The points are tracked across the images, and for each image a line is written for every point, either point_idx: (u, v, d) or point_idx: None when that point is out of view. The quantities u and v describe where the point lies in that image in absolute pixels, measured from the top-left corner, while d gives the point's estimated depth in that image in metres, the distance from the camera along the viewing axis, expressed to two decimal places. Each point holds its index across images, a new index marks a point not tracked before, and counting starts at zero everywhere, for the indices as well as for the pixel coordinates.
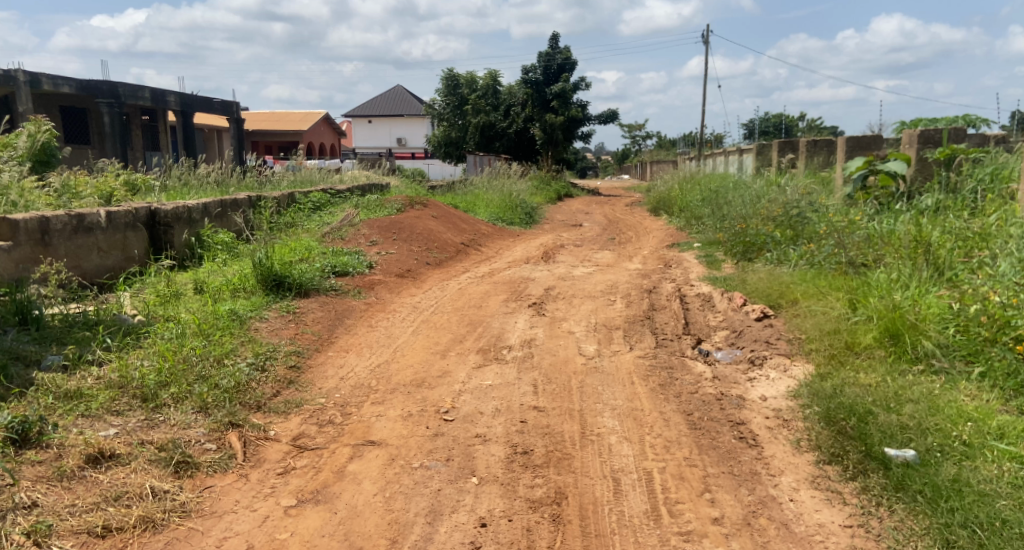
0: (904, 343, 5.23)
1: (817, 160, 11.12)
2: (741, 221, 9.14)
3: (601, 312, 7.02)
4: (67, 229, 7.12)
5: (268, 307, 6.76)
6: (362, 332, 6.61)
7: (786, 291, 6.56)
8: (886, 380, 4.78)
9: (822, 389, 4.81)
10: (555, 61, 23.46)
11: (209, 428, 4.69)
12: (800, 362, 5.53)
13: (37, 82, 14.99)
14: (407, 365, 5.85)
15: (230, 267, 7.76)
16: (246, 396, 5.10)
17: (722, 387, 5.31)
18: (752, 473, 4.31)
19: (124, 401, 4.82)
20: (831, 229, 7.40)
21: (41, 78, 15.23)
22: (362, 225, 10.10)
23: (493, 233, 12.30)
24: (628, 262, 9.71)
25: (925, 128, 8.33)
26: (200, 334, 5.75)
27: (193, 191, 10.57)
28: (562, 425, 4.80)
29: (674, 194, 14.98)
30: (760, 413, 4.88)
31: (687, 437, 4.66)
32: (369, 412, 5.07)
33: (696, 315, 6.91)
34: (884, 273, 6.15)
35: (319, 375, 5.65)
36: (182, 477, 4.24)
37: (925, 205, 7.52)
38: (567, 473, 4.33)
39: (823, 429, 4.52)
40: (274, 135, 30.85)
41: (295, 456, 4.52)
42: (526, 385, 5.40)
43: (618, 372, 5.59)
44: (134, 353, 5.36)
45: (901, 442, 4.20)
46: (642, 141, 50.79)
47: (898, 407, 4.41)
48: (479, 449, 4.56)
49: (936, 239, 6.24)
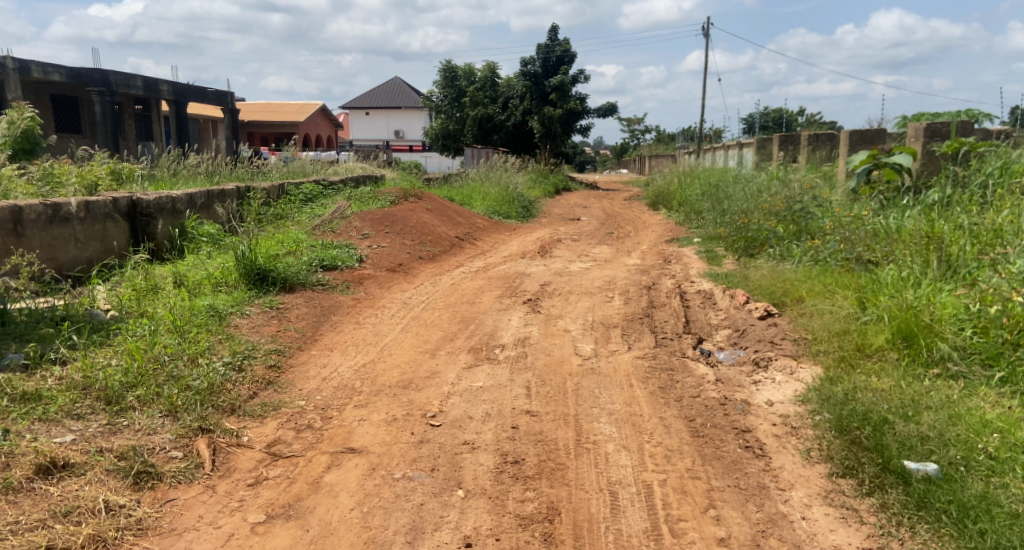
0: (918, 345, 4.90)
1: (820, 153, 10.81)
2: (743, 215, 8.80)
3: (599, 310, 6.71)
4: (42, 219, 6.81)
5: (250, 303, 6.45)
6: (349, 329, 6.31)
7: (791, 289, 6.22)
8: (901, 385, 4.45)
9: (832, 395, 4.49)
10: (555, 53, 23.17)
11: (177, 434, 4.38)
12: (808, 364, 5.21)
13: (26, 70, 14.61)
14: (393, 365, 5.54)
15: (214, 261, 7.44)
16: (219, 399, 4.80)
17: (727, 391, 5.00)
18: (760, 487, 4.00)
19: (86, 404, 4.52)
20: (836, 224, 7.09)
21: (31, 66, 14.88)
22: (354, 217, 9.77)
23: (489, 227, 12.00)
24: (627, 257, 9.41)
25: (932, 121, 8.05)
26: (174, 331, 5.44)
27: (181, 182, 10.24)
28: (557, 432, 4.50)
29: (673, 189, 14.69)
30: (767, 419, 4.58)
31: (689, 445, 4.36)
32: (351, 415, 4.76)
33: (697, 313, 6.62)
34: (893, 271, 5.84)
35: (300, 376, 5.34)
36: (143, 489, 3.94)
37: (932, 200, 7.21)
38: (561, 486, 4.02)
39: (835, 438, 4.21)
40: (270, 126, 30.50)
41: (269, 466, 4.21)
42: (519, 387, 5.09)
43: (616, 373, 5.29)
44: (102, 352, 5.06)
45: (921, 455, 3.89)
46: (642, 135, 50.45)
47: (917, 415, 4.11)
48: (467, 458, 4.26)
49: (949, 236, 5.91)
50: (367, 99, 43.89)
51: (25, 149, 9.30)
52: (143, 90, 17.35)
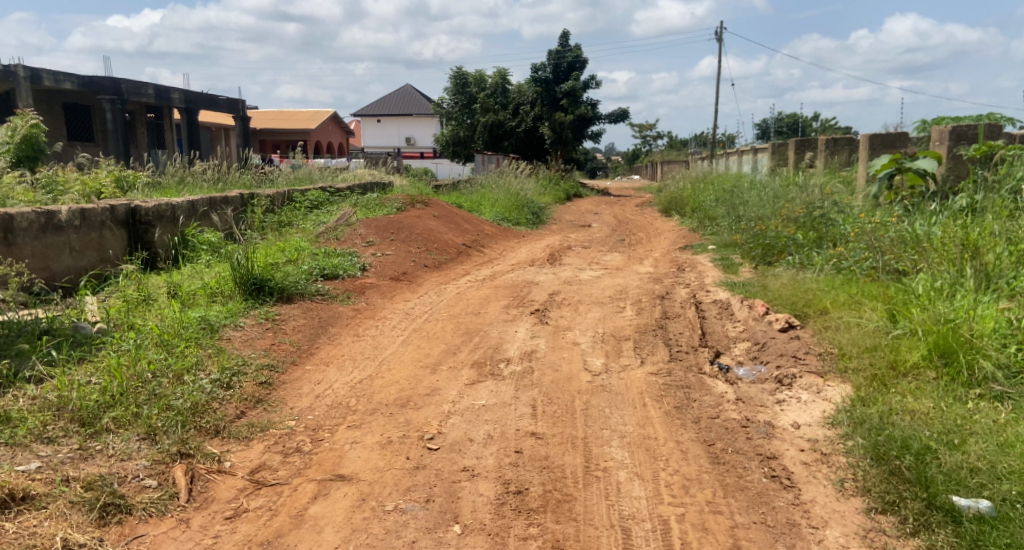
0: (957, 363, 4.50)
1: (838, 158, 10.39)
2: (760, 222, 8.41)
3: (609, 321, 6.34)
4: (35, 228, 6.50)
5: (245, 314, 6.12)
6: (347, 342, 5.97)
7: (813, 300, 5.82)
8: (941, 407, 4.08)
9: (866, 419, 4.12)
10: (565, 59, 22.87)
11: (153, 460, 4.06)
12: (835, 383, 4.81)
13: (38, 78, 14.34)
14: (393, 381, 5.19)
15: (211, 270, 7.13)
16: (203, 420, 4.46)
17: (749, 412, 4.62)
18: (790, 525, 3.64)
19: (59, 426, 4.21)
20: (860, 231, 6.70)
21: (43, 74, 14.62)
22: (359, 224, 9.45)
23: (498, 233, 11.64)
24: (639, 264, 9.04)
25: (958, 123, 7.61)
26: (161, 347, 5.10)
27: (187, 189, 9.94)
28: (564, 457, 4.14)
29: (686, 194, 14.30)
30: (794, 445, 4.21)
31: (709, 474, 3.99)
32: (343, 437, 4.42)
33: (713, 324, 6.24)
34: (925, 279, 5.44)
35: (292, 393, 5.00)
36: (108, 524, 3.64)
37: (960, 206, 6.80)
38: (567, 521, 3.67)
39: (871, 467, 3.85)
40: (282, 134, 30.28)
41: (250, 495, 3.89)
42: (524, 406, 4.72)
43: (628, 391, 4.91)
44: (82, 370, 4.76)
45: (972, 490, 3.55)
46: (654, 142, 49.98)
47: (963, 444, 3.76)
48: (466, 487, 3.90)
49: (987, 243, 5.49)
50: (377, 107, 43.65)
51: (28, 155, 9.03)
52: (154, 97, 17.05)
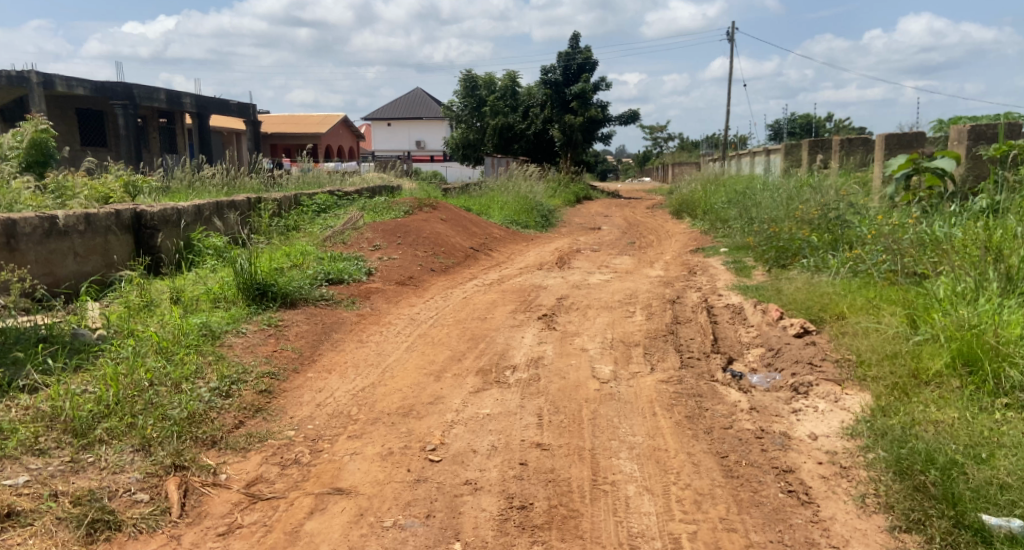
0: (983, 372, 4.31)
1: (854, 158, 10.17)
2: (774, 223, 8.21)
3: (619, 326, 6.17)
4: (37, 233, 6.39)
5: (248, 320, 5.98)
6: (350, 348, 5.82)
7: (830, 305, 5.63)
8: (967, 418, 3.91)
9: (888, 430, 3.95)
10: (575, 61, 22.43)
11: (146, 473, 3.93)
12: (854, 391, 4.64)
13: (50, 83, 14.26)
14: (394, 390, 5.04)
15: (214, 275, 6.98)
16: (200, 430, 4.32)
17: (763, 422, 4.45)
18: (808, 543, 3.47)
19: (51, 437, 4.07)
20: (878, 234, 6.51)
21: (56, 79, 14.55)
22: (365, 228, 9.32)
23: (506, 237, 11.45)
24: (650, 268, 8.87)
25: (977, 122, 7.39)
26: (161, 355, 4.97)
27: (195, 193, 9.84)
28: (570, 470, 3.98)
29: (697, 196, 14.10)
30: (811, 457, 4.04)
31: (722, 488, 3.82)
32: (343, 448, 4.27)
33: (726, 329, 6.05)
34: (947, 282, 5.24)
35: (292, 402, 4.85)
36: (96, 541, 3.53)
37: (981, 207, 6.58)
38: (573, 539, 3.51)
39: (894, 482, 3.68)
40: (293, 138, 30.23)
41: (244, 510, 3.76)
42: (530, 416, 4.56)
43: (637, 400, 4.75)
44: (79, 378, 4.63)
45: (1003, 508, 3.37)
46: (665, 144, 49.72)
47: (992, 458, 3.59)
48: (468, 502, 3.75)
49: (1011, 246, 5.28)
50: (388, 110, 43.57)
51: (38, 160, 8.92)
52: (166, 102, 16.99)
